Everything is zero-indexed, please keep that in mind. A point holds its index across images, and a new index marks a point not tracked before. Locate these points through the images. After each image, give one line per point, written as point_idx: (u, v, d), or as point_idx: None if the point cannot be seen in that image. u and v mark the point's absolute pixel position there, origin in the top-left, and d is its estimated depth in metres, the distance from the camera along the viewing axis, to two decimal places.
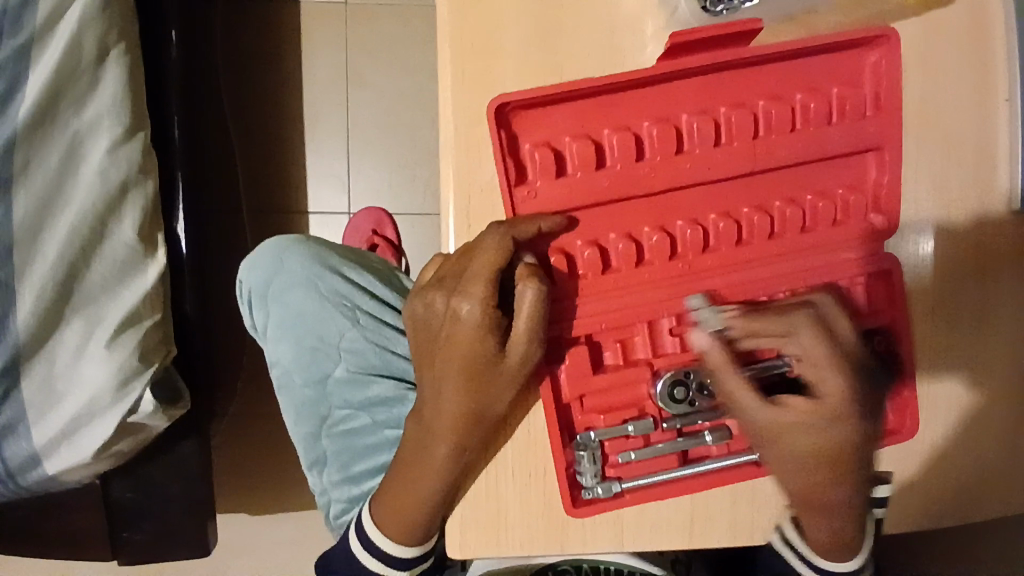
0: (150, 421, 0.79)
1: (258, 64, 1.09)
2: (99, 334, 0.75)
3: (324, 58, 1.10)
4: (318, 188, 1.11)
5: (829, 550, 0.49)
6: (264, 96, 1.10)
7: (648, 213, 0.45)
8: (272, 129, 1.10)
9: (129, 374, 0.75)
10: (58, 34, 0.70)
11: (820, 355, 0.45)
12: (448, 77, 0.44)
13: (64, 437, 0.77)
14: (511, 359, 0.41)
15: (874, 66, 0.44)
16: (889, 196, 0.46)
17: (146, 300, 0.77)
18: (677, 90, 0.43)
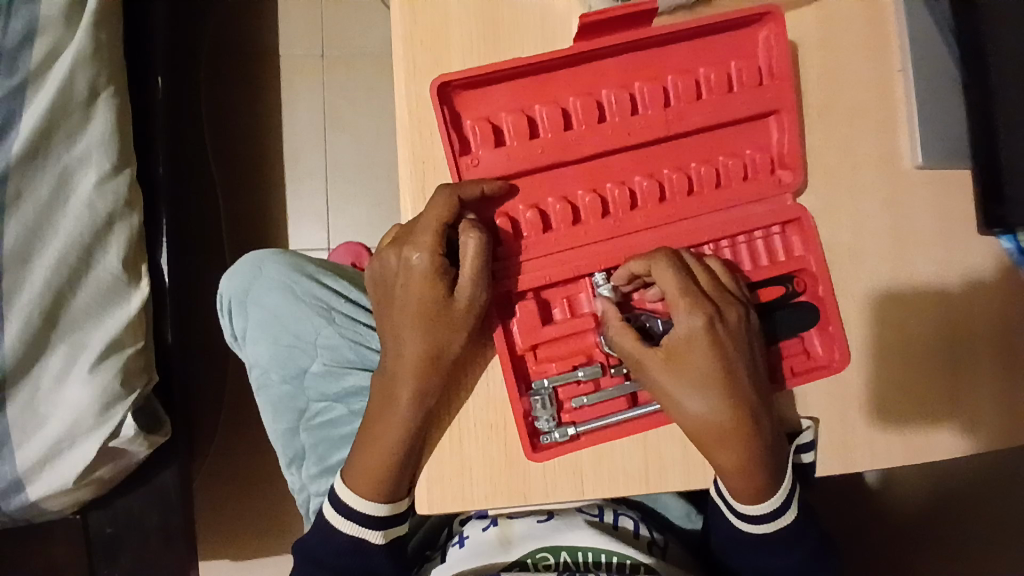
0: (130, 447, 0.79)
1: (240, 113, 1.17)
2: (83, 359, 0.76)
3: (302, 105, 1.17)
4: (298, 226, 1.17)
5: (756, 495, 0.52)
6: (247, 141, 1.17)
7: (580, 177, 0.51)
8: (254, 174, 1.17)
9: (111, 397, 0.77)
10: (50, 78, 0.75)
11: (676, 291, 0.49)
12: (401, 67, 0.50)
13: (46, 461, 0.76)
14: (459, 302, 0.47)
15: (765, 40, 0.51)
16: (790, 153, 0.52)
17: (129, 328, 0.80)
18: (598, 68, 0.50)
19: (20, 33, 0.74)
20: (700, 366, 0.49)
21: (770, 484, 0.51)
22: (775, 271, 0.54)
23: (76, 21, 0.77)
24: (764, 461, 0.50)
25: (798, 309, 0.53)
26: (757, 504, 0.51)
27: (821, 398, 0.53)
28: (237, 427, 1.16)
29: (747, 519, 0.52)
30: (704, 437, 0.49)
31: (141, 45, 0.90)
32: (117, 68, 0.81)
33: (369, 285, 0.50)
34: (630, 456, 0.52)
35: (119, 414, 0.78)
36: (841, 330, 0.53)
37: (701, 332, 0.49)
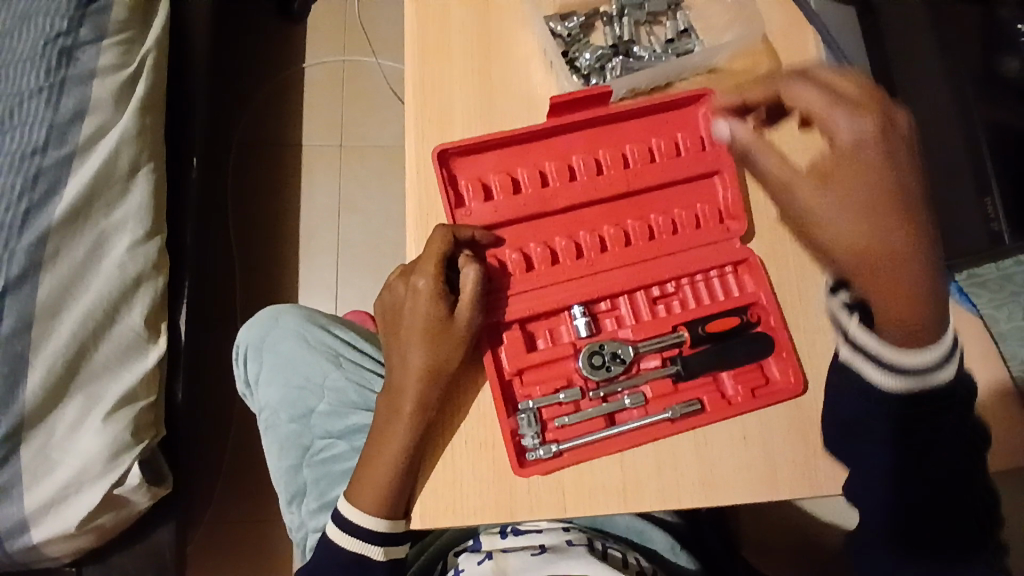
0: (133, 496, 0.83)
1: (262, 199, 1.29)
2: (98, 408, 0.81)
3: (319, 189, 1.30)
4: (311, 295, 1.26)
5: (899, 344, 0.50)
6: (266, 223, 1.28)
7: (558, 226, 0.61)
8: (271, 249, 1.27)
9: (120, 446, 0.82)
10: (97, 152, 0.86)
11: (817, 100, 0.51)
12: (413, 140, 0.62)
13: (52, 506, 0.78)
14: (459, 323, 0.54)
15: (704, 115, 0.62)
16: (734, 205, 0.61)
17: (143, 382, 0.86)
18: (570, 139, 0.61)
19: (71, 111, 0.86)
20: (854, 172, 0.48)
21: (925, 319, 0.49)
22: (731, 303, 0.60)
23: (124, 103, 0.90)
24: (923, 275, 0.48)
25: (755, 338, 0.59)
26: (918, 360, 0.50)
27: (783, 420, 0.58)
28: (227, 497, 1.15)
29: (900, 381, 0.51)
30: (872, 252, 0.48)
31: (179, 129, 1.03)
32: (156, 146, 0.93)
33: (378, 316, 0.57)
34: (606, 474, 0.56)
35: (126, 462, 0.82)
36: (793, 354, 0.59)
37: (867, 136, 0.48)
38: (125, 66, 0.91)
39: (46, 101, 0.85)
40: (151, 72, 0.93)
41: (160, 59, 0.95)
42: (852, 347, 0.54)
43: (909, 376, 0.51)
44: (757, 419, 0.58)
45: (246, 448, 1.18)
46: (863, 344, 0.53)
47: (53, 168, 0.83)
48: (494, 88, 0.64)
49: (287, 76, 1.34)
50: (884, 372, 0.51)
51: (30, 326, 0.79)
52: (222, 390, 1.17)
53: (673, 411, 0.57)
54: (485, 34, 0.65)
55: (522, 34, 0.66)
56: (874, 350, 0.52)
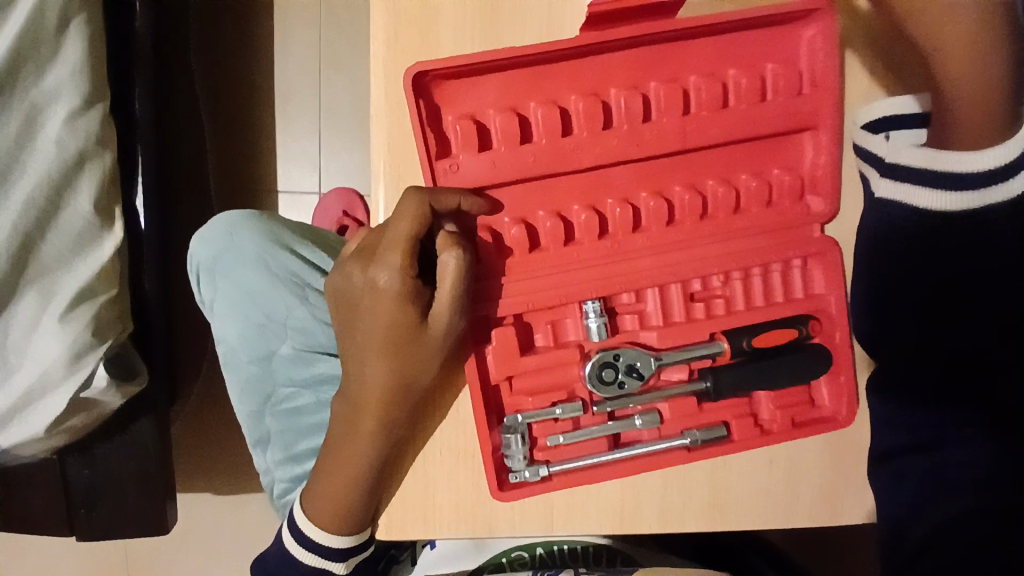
0: (103, 398, 0.65)
1: (223, 30, 0.97)
2: (51, 308, 0.60)
3: (298, 29, 0.97)
4: (287, 167, 0.99)
5: (969, 113, 0.40)
6: (234, 69, 0.97)
7: (578, 191, 0.45)
8: (242, 105, 0.98)
9: (83, 347, 0.61)
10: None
11: None
12: (381, 46, 0.44)
13: (20, 409, 0.62)
14: (434, 329, 0.41)
15: (811, 41, 0.43)
16: (824, 177, 0.45)
17: (102, 275, 0.62)
18: (609, 63, 0.42)
19: None
20: None
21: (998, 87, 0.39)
22: (788, 310, 0.47)
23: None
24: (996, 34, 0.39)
25: (813, 354, 0.47)
26: (976, 154, 0.39)
27: (826, 452, 0.48)
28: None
29: (940, 189, 0.41)
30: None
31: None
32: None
33: (331, 302, 0.44)
34: (604, 495, 0.48)
35: (91, 364, 0.61)
36: (853, 378, 0.47)
37: None
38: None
39: None
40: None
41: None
42: (892, 179, 0.43)
43: (951, 180, 0.40)
44: (790, 447, 0.48)
45: None
46: (906, 170, 0.42)
47: None
48: None
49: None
50: (919, 176, 0.41)
51: None
52: None
53: (693, 438, 0.47)
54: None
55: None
56: (913, 161, 0.41)
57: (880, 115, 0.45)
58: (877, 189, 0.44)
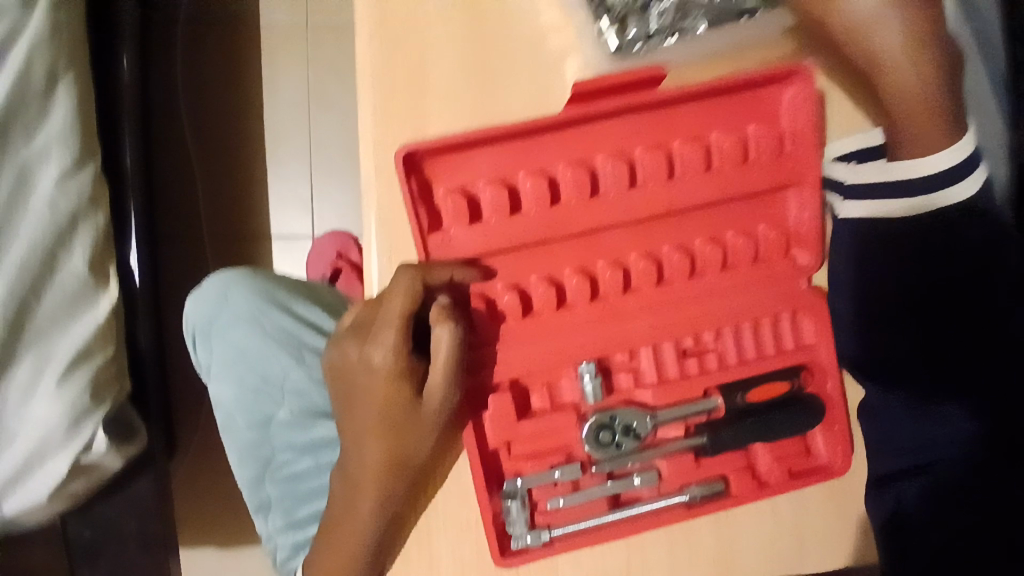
0: (104, 461, 0.66)
1: (211, 80, 0.98)
2: (50, 371, 0.62)
3: (285, 76, 0.99)
4: (279, 211, 1.00)
5: (912, 128, 0.40)
6: (222, 118, 0.98)
7: (569, 255, 0.45)
8: (232, 153, 0.99)
9: (81, 413, 0.63)
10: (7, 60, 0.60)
11: None
12: (369, 116, 0.42)
13: (21, 477, 0.62)
14: (429, 404, 0.41)
15: (790, 102, 0.44)
16: (809, 233, 0.46)
17: (98, 335, 0.65)
18: (595, 132, 0.43)
19: None
20: None
21: (934, 104, 0.39)
22: (778, 363, 0.48)
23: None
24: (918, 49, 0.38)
25: (807, 407, 0.47)
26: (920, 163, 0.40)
27: (822, 499, 0.48)
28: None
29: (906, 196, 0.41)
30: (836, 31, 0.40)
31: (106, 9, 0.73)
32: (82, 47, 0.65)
33: (327, 378, 0.45)
34: (609, 555, 0.47)
35: (91, 429, 0.63)
36: (846, 428, 0.48)
37: None
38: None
39: None
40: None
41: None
42: (858, 197, 0.44)
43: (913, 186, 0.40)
44: (790, 497, 0.48)
45: None
46: (865, 187, 0.43)
47: None
48: (491, 34, 0.42)
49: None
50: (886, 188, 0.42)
51: None
52: None
53: (692, 494, 0.47)
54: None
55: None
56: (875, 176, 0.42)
57: (845, 148, 0.45)
58: (839, 210, 0.45)
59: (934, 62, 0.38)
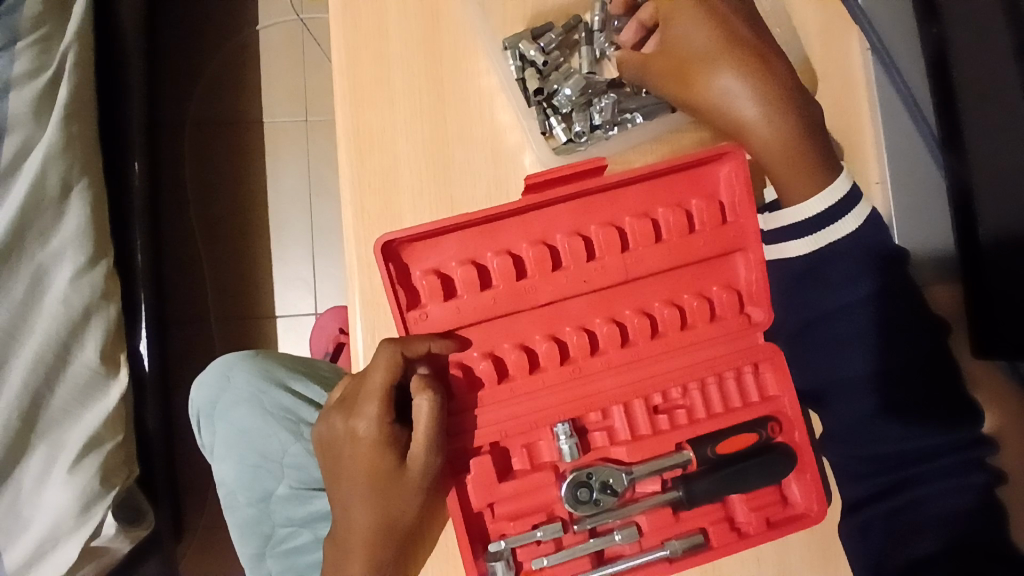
0: (112, 543, 0.74)
1: (219, 179, 1.09)
2: (62, 459, 0.70)
3: (287, 171, 1.10)
4: (283, 292, 1.08)
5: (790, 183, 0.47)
6: (228, 212, 1.09)
7: (538, 323, 0.49)
8: (237, 242, 1.08)
9: (91, 497, 0.71)
10: (22, 175, 0.72)
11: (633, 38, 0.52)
12: (350, 214, 0.49)
13: (33, 561, 0.70)
14: (412, 470, 0.44)
15: (727, 176, 0.49)
16: (759, 292, 0.50)
17: (107, 423, 0.74)
18: (555, 213, 0.48)
19: None
20: (662, 57, 0.49)
21: (797, 162, 0.46)
22: (748, 414, 0.51)
23: (46, 113, 0.74)
24: (769, 123, 0.46)
25: (778, 456, 0.49)
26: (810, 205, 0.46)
27: (803, 547, 0.50)
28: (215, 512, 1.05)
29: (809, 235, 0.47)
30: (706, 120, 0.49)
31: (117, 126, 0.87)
32: (91, 157, 0.77)
33: (318, 450, 0.47)
34: None
35: (99, 513, 0.71)
36: (818, 476, 0.50)
37: (679, 30, 0.48)
38: (43, 70, 0.74)
39: None
40: (74, 68, 0.77)
41: (85, 50, 0.79)
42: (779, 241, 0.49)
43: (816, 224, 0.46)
44: (772, 548, 0.50)
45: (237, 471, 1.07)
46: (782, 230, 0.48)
47: None
48: (452, 137, 0.51)
49: (241, 38, 1.12)
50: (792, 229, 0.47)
51: None
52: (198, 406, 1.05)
53: (672, 548, 0.48)
54: (434, 54, 0.51)
55: (481, 56, 0.51)
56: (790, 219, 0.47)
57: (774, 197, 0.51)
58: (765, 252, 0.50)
59: (787, 128, 0.46)
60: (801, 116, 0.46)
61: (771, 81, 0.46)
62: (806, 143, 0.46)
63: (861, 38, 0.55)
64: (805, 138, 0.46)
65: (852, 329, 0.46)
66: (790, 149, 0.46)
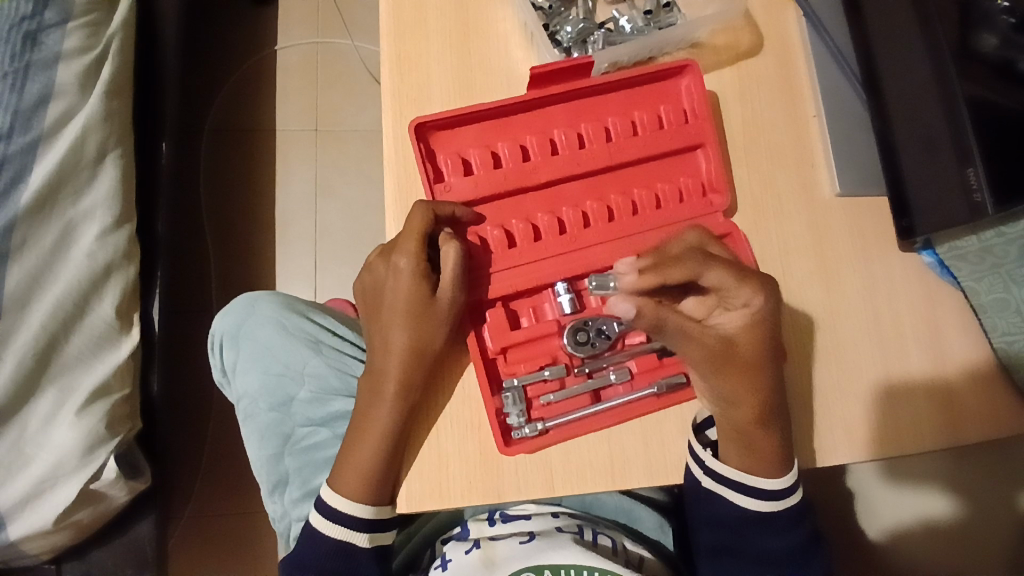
0: (110, 490, 0.76)
1: (230, 176, 1.17)
2: (71, 401, 0.74)
3: (295, 176, 1.18)
4: (287, 279, 1.14)
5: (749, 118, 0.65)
6: (238, 200, 1.17)
7: (541, 202, 0.60)
8: (243, 231, 1.16)
9: (95, 440, 0.74)
10: (62, 138, 0.78)
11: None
12: (390, 120, 0.60)
13: (28, 502, 0.71)
14: (441, 301, 0.53)
15: (688, 88, 0.62)
16: (718, 182, 0.61)
17: (118, 373, 0.79)
18: (553, 111, 0.60)
19: (34, 98, 0.77)
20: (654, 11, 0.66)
21: (760, 105, 0.65)
22: None
23: (90, 88, 0.81)
24: (736, 72, 0.65)
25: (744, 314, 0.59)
26: (772, 482, 0.56)
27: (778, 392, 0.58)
28: (208, 491, 1.06)
29: (748, 496, 0.57)
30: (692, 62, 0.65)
31: (151, 115, 0.95)
32: (125, 131, 0.84)
33: (359, 296, 0.57)
34: (597, 452, 0.55)
35: (102, 456, 0.75)
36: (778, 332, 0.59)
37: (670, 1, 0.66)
38: (91, 49, 0.81)
39: (8, 85, 0.75)
40: (118, 54, 0.84)
41: (128, 41, 0.86)
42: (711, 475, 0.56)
43: (758, 492, 0.57)
44: None
45: (230, 450, 1.08)
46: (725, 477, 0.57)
47: (15, 156, 0.74)
48: (474, 65, 0.62)
49: (259, 58, 1.21)
50: (739, 485, 0.57)
51: None
52: (195, 381, 1.08)
53: (659, 386, 0.56)
54: (461, 6, 0.63)
55: (501, 8, 0.64)
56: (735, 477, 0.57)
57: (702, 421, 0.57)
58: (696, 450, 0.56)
59: (749, 80, 0.65)
60: (754, 75, 0.66)
61: (733, 48, 0.66)
62: (761, 96, 0.65)
63: (797, 9, 0.68)
64: (761, 90, 0.65)
65: (747, 520, 0.58)
66: (748, 91, 0.65)
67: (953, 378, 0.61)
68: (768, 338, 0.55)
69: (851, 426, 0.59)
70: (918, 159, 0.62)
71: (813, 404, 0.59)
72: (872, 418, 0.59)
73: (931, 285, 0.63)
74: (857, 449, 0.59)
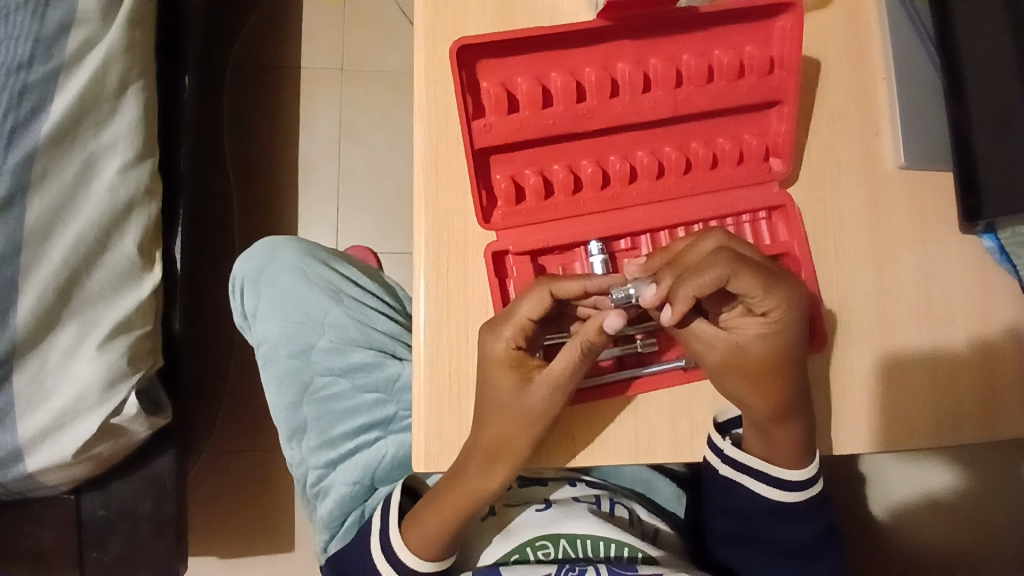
0: (130, 425, 0.77)
1: (253, 114, 1.14)
2: (93, 336, 0.74)
3: (318, 118, 1.14)
4: (308, 224, 1.12)
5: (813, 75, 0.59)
6: (260, 139, 1.13)
7: (585, 150, 0.56)
8: (264, 172, 1.13)
9: (117, 375, 0.74)
10: (83, 67, 0.74)
11: None
12: (422, 58, 0.56)
13: (48, 433, 0.72)
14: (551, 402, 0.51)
15: (782, 30, 0.55)
16: (782, 144, 0.57)
17: (139, 311, 0.78)
18: (618, 44, 0.55)
19: (57, 24, 0.73)
20: None
21: (825, 63, 0.60)
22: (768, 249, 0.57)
23: (112, 14, 0.77)
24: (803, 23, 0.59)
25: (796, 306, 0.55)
26: (791, 472, 0.55)
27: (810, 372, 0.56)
28: (225, 428, 1.08)
29: (771, 485, 0.55)
30: None
31: (174, 47, 0.91)
32: (146, 63, 0.81)
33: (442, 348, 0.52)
34: (619, 423, 0.53)
35: (123, 392, 0.75)
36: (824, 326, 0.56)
37: None
38: None
39: (29, 10, 0.71)
40: None
41: None
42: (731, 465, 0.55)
43: (780, 482, 0.55)
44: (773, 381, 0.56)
45: (248, 392, 1.09)
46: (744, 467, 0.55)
47: (37, 84, 0.71)
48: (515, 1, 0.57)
49: None
50: (760, 475, 0.55)
51: (18, 251, 0.69)
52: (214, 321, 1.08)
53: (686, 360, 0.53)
54: None
55: None
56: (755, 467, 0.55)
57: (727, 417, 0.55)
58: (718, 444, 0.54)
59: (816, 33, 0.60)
60: (822, 28, 0.60)
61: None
62: (827, 54, 0.60)
63: None
64: (827, 46, 0.60)
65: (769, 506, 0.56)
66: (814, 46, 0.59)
67: (1002, 373, 0.58)
68: (792, 343, 0.51)
69: (888, 416, 0.56)
70: (994, 135, 0.56)
71: (850, 391, 0.56)
72: (909, 409, 0.56)
73: (989, 273, 0.59)
74: (892, 440, 0.56)
